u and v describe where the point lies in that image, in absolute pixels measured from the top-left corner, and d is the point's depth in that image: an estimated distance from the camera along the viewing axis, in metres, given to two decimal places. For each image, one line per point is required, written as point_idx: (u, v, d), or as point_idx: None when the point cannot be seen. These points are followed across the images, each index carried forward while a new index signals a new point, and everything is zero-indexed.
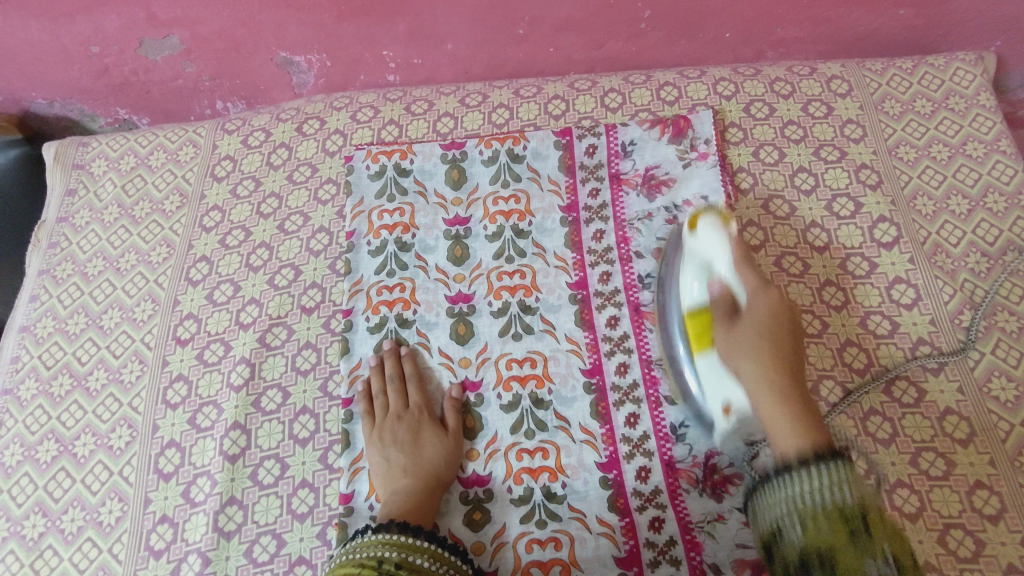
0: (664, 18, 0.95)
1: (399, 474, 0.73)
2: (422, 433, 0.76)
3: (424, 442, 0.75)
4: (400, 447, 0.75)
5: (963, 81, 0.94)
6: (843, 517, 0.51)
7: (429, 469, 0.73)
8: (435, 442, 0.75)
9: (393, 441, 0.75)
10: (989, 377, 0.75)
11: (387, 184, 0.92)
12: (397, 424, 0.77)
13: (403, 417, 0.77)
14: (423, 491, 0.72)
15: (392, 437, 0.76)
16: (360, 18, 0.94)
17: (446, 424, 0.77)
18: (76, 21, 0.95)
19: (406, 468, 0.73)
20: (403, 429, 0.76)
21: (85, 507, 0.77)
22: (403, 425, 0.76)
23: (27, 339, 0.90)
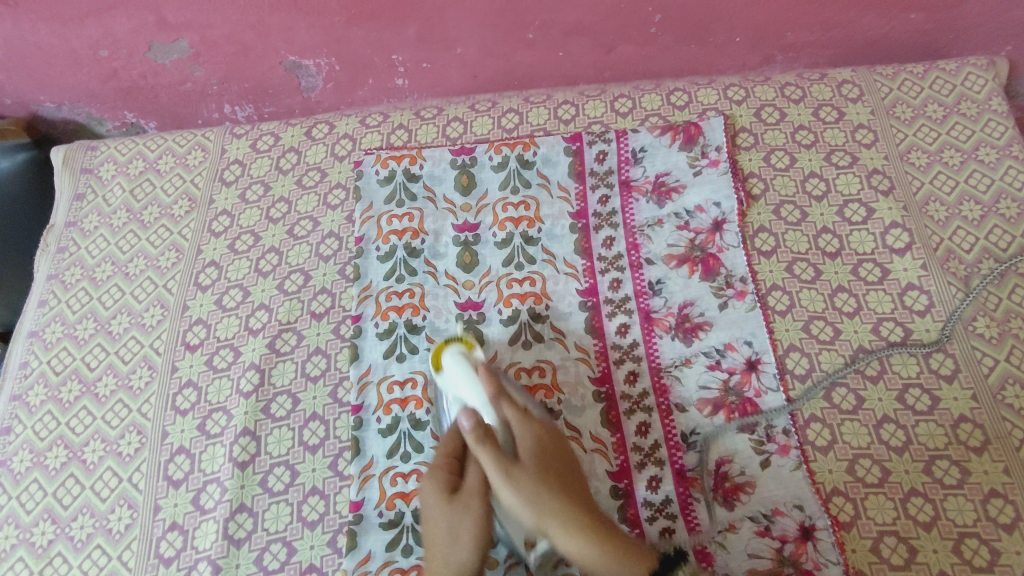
0: (674, 22, 0.95)
1: (434, 551, 0.63)
2: (453, 497, 0.65)
3: (455, 513, 0.63)
4: (427, 510, 0.65)
5: (974, 86, 0.93)
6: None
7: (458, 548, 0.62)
8: (466, 516, 0.63)
9: (427, 508, 0.65)
10: (1003, 385, 0.74)
11: (396, 188, 0.91)
12: (427, 485, 0.67)
13: (434, 475, 0.67)
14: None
15: (429, 502, 0.66)
16: (370, 23, 0.94)
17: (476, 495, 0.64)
18: (86, 25, 0.95)
19: (434, 544, 0.63)
20: (434, 495, 0.65)
21: (95, 514, 0.77)
22: (430, 485, 0.66)
23: (35, 344, 0.89)
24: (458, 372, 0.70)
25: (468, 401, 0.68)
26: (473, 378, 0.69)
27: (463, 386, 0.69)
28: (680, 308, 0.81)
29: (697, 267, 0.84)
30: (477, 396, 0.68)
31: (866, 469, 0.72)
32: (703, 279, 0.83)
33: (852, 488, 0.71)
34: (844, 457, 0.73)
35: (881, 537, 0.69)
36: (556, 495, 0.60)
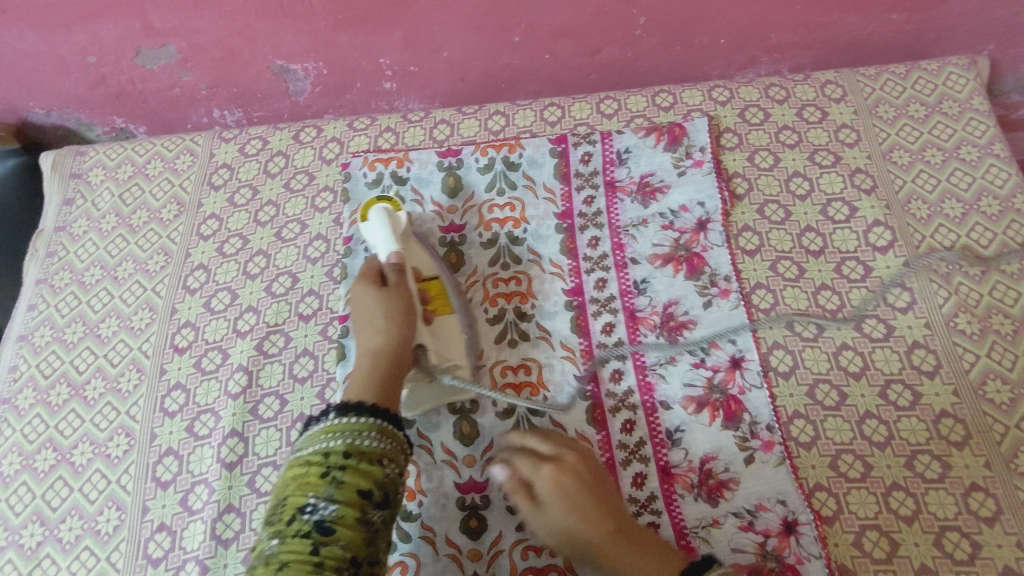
0: (658, 24, 0.96)
1: (369, 324, 0.71)
2: (380, 288, 0.73)
3: (382, 291, 0.73)
4: (364, 296, 0.73)
5: (956, 86, 0.95)
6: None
7: (387, 318, 0.70)
8: (391, 295, 0.72)
9: (359, 301, 0.73)
10: (984, 380, 0.75)
11: (383, 191, 0.92)
12: (358, 288, 0.74)
13: (365, 284, 0.74)
14: (383, 338, 0.69)
15: (360, 316, 0.72)
16: (357, 27, 0.95)
17: (399, 277, 0.74)
18: (74, 31, 0.95)
19: (366, 326, 0.72)
20: (366, 286, 0.73)
21: (83, 516, 0.77)
22: (357, 280, 0.75)
23: (25, 348, 0.90)
24: (376, 223, 0.79)
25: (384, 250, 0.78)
26: (389, 232, 0.79)
27: (378, 239, 0.79)
28: (664, 307, 0.82)
29: (682, 266, 0.84)
30: (388, 244, 0.78)
31: (849, 464, 0.73)
32: (688, 278, 0.84)
33: (835, 483, 0.72)
34: (827, 452, 0.74)
35: (864, 531, 0.69)
36: (590, 512, 0.63)
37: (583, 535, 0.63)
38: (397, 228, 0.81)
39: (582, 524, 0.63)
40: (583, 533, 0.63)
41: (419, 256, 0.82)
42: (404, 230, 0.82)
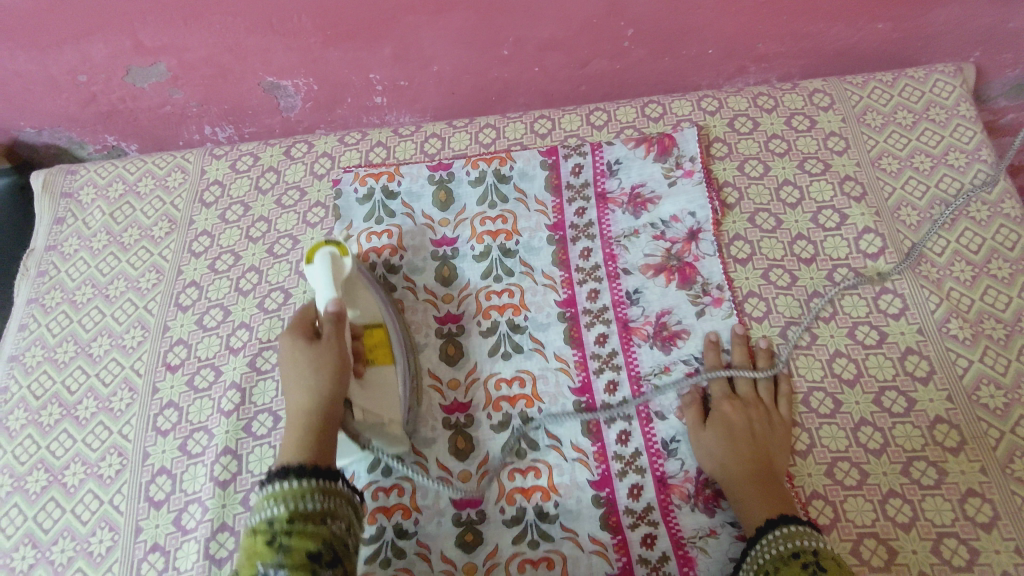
0: (646, 36, 0.96)
1: (294, 397, 0.64)
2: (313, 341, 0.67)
3: (313, 348, 0.66)
4: (292, 386, 0.64)
5: (942, 93, 0.95)
6: (800, 551, 0.61)
7: (316, 375, 0.64)
8: (325, 355, 0.66)
9: (286, 359, 0.66)
10: (977, 385, 0.75)
11: (374, 206, 0.92)
12: (286, 342, 0.68)
13: (293, 344, 0.67)
14: (312, 398, 0.63)
15: (287, 378, 0.65)
16: (346, 42, 0.95)
17: (334, 329, 0.68)
18: (64, 51, 0.95)
19: (293, 372, 0.65)
20: (291, 388, 0.64)
21: (76, 538, 0.76)
22: (289, 340, 0.67)
23: (16, 368, 0.89)
24: (321, 267, 0.75)
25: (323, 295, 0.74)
26: (330, 279, 0.75)
27: (321, 285, 0.75)
28: (657, 317, 0.82)
29: (674, 276, 0.84)
30: (327, 292, 0.74)
31: (845, 471, 0.73)
32: (680, 287, 0.84)
33: (831, 492, 0.72)
34: (823, 461, 0.74)
35: (861, 539, 0.69)
36: (742, 458, 0.71)
37: (728, 470, 0.71)
38: (340, 275, 0.76)
39: (705, 449, 0.73)
40: (751, 481, 0.70)
41: (365, 301, 0.79)
42: (348, 277, 0.78)
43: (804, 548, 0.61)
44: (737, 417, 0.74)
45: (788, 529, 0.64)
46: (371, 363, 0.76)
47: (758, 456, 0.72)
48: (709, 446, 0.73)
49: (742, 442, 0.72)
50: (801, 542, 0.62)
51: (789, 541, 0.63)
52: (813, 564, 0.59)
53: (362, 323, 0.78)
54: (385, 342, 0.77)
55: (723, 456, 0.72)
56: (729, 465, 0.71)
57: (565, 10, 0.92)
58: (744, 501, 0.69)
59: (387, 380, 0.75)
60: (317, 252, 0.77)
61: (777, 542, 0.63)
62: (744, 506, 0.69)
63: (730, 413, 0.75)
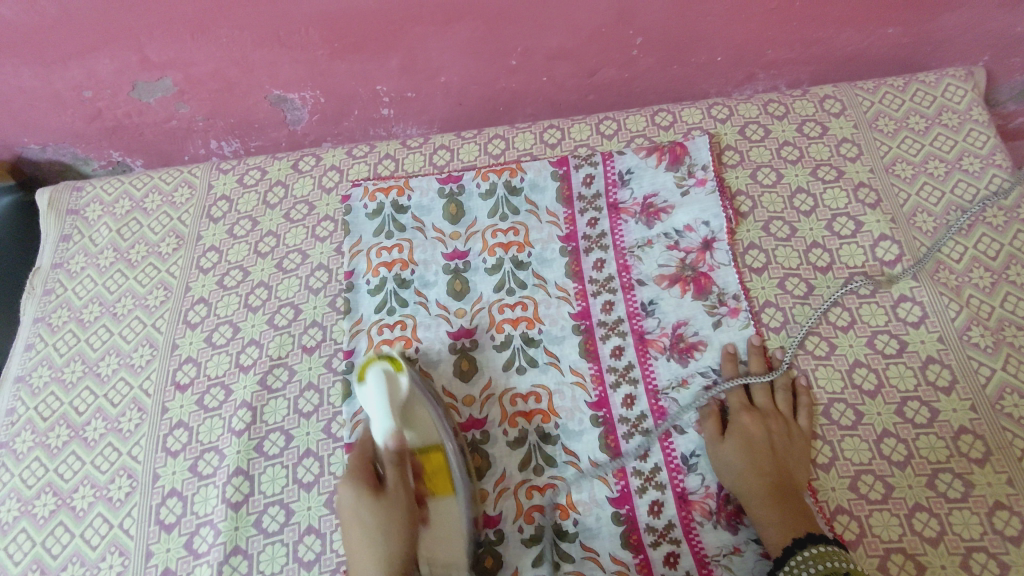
0: (655, 45, 0.96)
1: (355, 528, 0.62)
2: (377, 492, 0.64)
3: (380, 506, 0.63)
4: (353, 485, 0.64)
5: (955, 97, 0.94)
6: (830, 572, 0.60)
7: (382, 530, 0.62)
8: (393, 510, 0.63)
9: (348, 511, 0.64)
10: (1001, 395, 0.74)
11: (385, 221, 0.91)
12: (347, 493, 0.65)
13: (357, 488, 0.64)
14: (381, 515, 0.62)
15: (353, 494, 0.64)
16: (353, 55, 0.95)
17: (397, 472, 0.66)
18: (69, 66, 0.95)
19: (358, 509, 0.63)
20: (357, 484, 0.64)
21: (86, 563, 0.75)
22: (352, 493, 0.64)
23: (22, 390, 0.88)
24: (373, 393, 0.70)
25: (377, 421, 0.69)
26: (387, 401, 0.70)
27: (377, 412, 0.70)
28: (673, 328, 0.81)
29: (689, 287, 0.83)
30: (384, 419, 0.69)
31: (868, 485, 0.71)
32: (696, 298, 0.82)
33: (856, 506, 0.71)
34: (846, 474, 0.72)
35: (888, 554, 0.68)
36: (764, 475, 0.70)
37: (749, 487, 0.70)
38: (397, 401, 0.71)
39: (725, 464, 0.72)
40: (773, 500, 0.68)
41: (421, 427, 0.73)
42: (404, 399, 0.72)
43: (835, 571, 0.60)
44: (757, 430, 0.73)
45: (816, 549, 0.62)
46: (429, 496, 0.70)
47: (778, 472, 0.70)
48: (729, 461, 0.72)
49: (762, 457, 0.71)
50: (832, 563, 0.61)
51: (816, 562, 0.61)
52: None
53: (417, 445, 0.72)
54: (444, 468, 0.71)
55: (743, 472, 0.71)
56: (750, 480, 0.70)
57: (574, 19, 0.91)
58: (767, 522, 0.67)
59: (448, 511, 0.70)
60: (370, 366, 0.72)
61: (807, 563, 0.61)
62: (766, 527, 0.67)
63: (749, 425, 0.73)
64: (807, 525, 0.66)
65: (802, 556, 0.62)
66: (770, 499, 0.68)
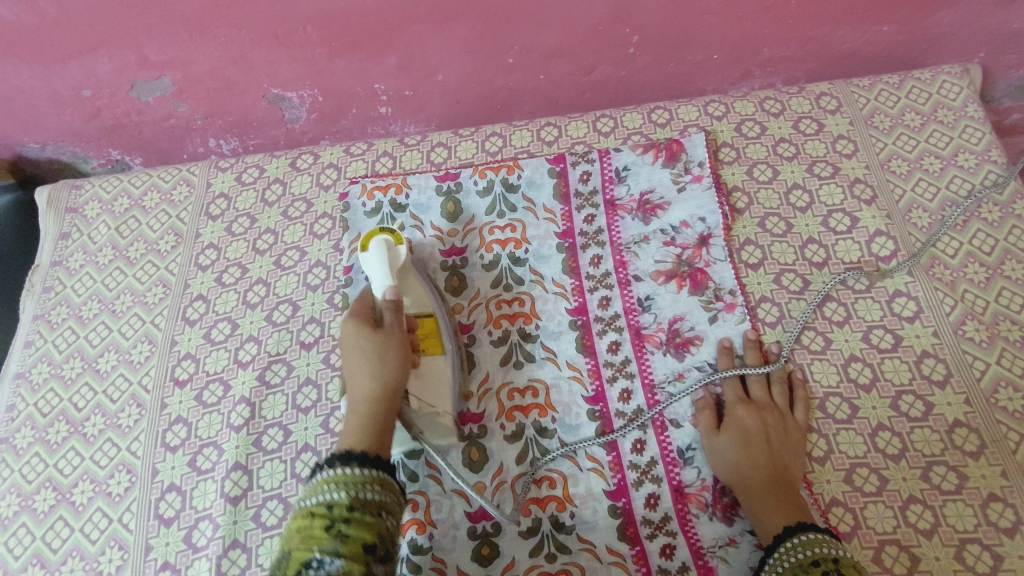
0: (652, 43, 0.96)
1: (354, 354, 0.67)
2: (377, 327, 0.69)
3: (377, 338, 0.68)
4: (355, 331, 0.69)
5: (950, 94, 0.95)
6: (821, 558, 0.60)
7: (381, 365, 0.66)
8: (391, 340, 0.68)
9: (351, 347, 0.68)
10: (996, 389, 0.74)
11: (383, 218, 0.92)
12: (348, 329, 0.69)
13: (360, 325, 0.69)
14: (377, 384, 0.65)
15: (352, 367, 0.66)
16: (351, 53, 0.95)
17: (394, 317, 0.70)
18: (68, 66, 0.95)
19: (360, 361, 0.66)
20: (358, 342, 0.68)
21: (85, 557, 0.75)
22: (352, 326, 0.69)
23: (22, 386, 0.88)
24: (376, 255, 0.77)
25: (379, 280, 0.76)
26: (387, 267, 0.77)
27: (378, 274, 0.77)
28: (670, 323, 0.81)
29: (685, 282, 0.84)
30: (384, 278, 0.76)
31: (864, 478, 0.72)
32: (692, 293, 0.83)
33: (851, 498, 0.71)
34: (841, 467, 0.73)
35: (883, 546, 0.68)
36: (758, 467, 0.70)
37: (743, 478, 0.70)
38: (394, 265, 0.78)
39: (720, 455, 0.72)
40: (766, 490, 0.68)
41: (413, 288, 0.80)
42: (402, 265, 0.80)
43: (823, 557, 0.60)
44: (751, 421, 0.73)
45: (806, 537, 0.63)
46: (422, 351, 0.76)
47: (772, 464, 0.70)
48: (724, 451, 0.72)
49: (755, 447, 0.71)
50: (820, 549, 0.61)
51: (806, 549, 0.61)
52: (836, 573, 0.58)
53: (414, 311, 0.78)
54: (435, 331, 0.77)
55: (737, 462, 0.71)
56: (744, 472, 0.70)
57: (570, 17, 0.92)
58: (760, 513, 0.68)
59: (437, 369, 0.76)
60: (374, 238, 0.79)
61: (796, 549, 0.62)
62: (759, 515, 0.68)
63: (744, 417, 0.74)
64: (800, 516, 0.66)
65: (792, 542, 0.63)
66: (765, 490, 0.69)
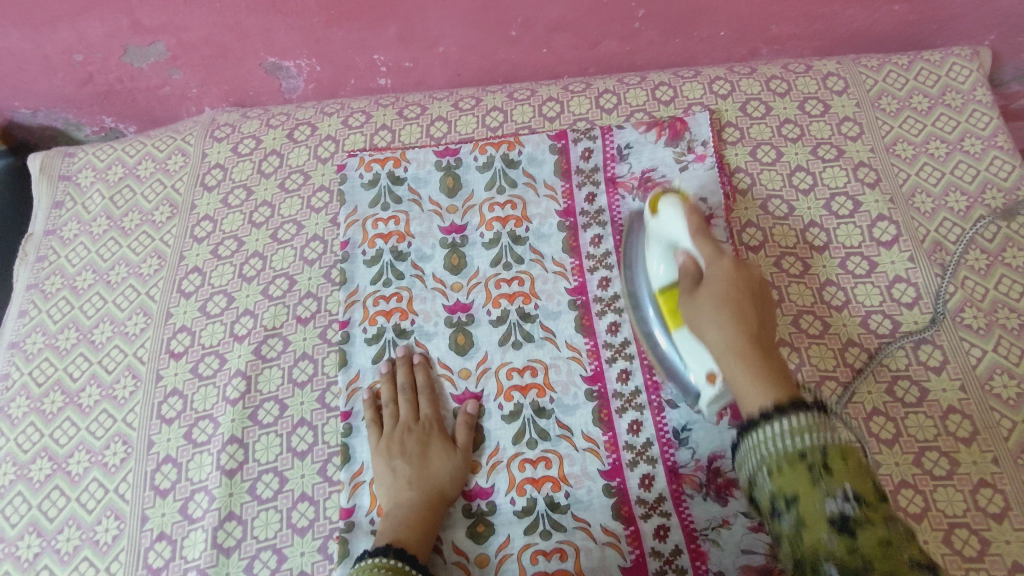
0: (658, 17, 0.94)
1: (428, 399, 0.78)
2: (693, 292, 0.66)
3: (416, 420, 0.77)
4: (712, 322, 0.62)
5: (959, 77, 0.94)
6: (802, 458, 0.50)
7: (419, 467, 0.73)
8: (697, 313, 0.64)
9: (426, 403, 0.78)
10: (991, 376, 0.74)
11: (381, 192, 0.90)
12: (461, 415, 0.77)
13: (701, 381, 0.66)
14: (412, 493, 0.71)
15: (740, 380, 0.59)
16: (350, 23, 0.93)
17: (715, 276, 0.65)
18: (58, 29, 0.93)
19: (428, 430, 0.76)
20: (724, 320, 0.61)
21: (81, 527, 0.76)
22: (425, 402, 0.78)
23: (17, 355, 0.88)
24: (672, 214, 0.71)
25: (681, 242, 0.70)
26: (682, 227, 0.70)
27: (677, 231, 0.71)
28: None
29: None
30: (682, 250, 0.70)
31: None
32: None
33: None
34: None
35: None
36: (754, 366, 0.58)
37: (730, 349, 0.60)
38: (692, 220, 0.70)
39: (716, 332, 0.62)
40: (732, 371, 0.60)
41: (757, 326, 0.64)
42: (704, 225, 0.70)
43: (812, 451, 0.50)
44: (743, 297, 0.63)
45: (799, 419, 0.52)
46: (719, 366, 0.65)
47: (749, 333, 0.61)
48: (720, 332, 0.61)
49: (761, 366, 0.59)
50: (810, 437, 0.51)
51: (850, 456, 0.50)
52: (795, 504, 0.49)
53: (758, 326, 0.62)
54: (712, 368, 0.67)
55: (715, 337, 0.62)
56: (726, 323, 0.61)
57: None
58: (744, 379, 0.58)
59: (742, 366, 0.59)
60: (660, 200, 0.74)
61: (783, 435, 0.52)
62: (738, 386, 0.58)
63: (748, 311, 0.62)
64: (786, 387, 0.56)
65: (784, 428, 0.52)
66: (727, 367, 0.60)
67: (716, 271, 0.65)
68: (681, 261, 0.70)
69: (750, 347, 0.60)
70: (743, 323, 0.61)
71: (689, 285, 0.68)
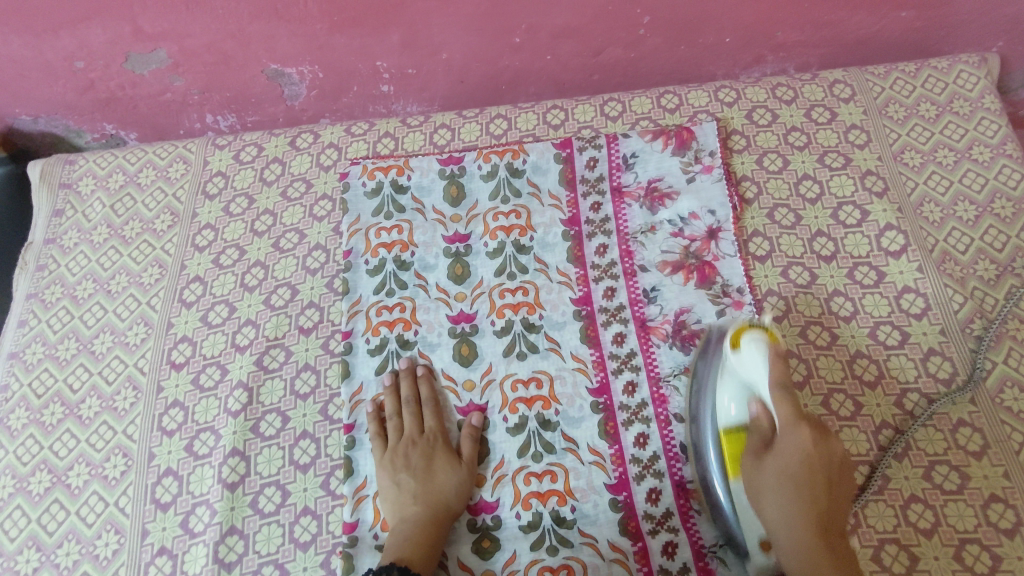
0: (663, 24, 0.93)
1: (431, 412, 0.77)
2: (761, 461, 0.66)
3: (420, 433, 0.76)
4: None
5: (967, 84, 0.93)
6: None
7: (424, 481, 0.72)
8: (761, 475, 0.65)
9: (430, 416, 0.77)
10: (1001, 389, 0.74)
11: (384, 201, 0.90)
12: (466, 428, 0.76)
13: (755, 461, 0.66)
14: (417, 507, 0.70)
15: (791, 561, 0.61)
16: (353, 29, 0.92)
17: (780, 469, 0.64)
18: (59, 36, 0.92)
19: (433, 443, 0.75)
20: (784, 503, 0.63)
21: (81, 541, 0.75)
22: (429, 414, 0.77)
23: (16, 365, 0.87)
24: (754, 356, 0.66)
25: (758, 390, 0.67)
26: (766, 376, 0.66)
27: (756, 374, 0.67)
28: (676, 316, 0.80)
29: (692, 274, 0.82)
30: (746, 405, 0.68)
31: (866, 476, 0.71)
32: (699, 286, 0.81)
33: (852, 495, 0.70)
34: None
35: (882, 545, 0.68)
36: (815, 556, 0.60)
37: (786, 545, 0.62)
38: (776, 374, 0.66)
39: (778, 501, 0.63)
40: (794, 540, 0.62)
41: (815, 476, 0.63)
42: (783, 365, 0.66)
43: None
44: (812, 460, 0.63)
45: None
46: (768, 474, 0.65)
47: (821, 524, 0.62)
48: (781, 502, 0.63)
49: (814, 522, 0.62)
50: None
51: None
52: None
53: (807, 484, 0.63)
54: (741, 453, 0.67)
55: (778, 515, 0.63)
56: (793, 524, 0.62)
57: None
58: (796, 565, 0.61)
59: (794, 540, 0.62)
60: (744, 333, 0.68)
61: None
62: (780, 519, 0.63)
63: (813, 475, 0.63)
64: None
65: None
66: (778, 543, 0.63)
67: (792, 443, 0.64)
68: (754, 411, 0.67)
69: (809, 520, 0.62)
70: (809, 516, 0.62)
71: (759, 445, 0.67)
